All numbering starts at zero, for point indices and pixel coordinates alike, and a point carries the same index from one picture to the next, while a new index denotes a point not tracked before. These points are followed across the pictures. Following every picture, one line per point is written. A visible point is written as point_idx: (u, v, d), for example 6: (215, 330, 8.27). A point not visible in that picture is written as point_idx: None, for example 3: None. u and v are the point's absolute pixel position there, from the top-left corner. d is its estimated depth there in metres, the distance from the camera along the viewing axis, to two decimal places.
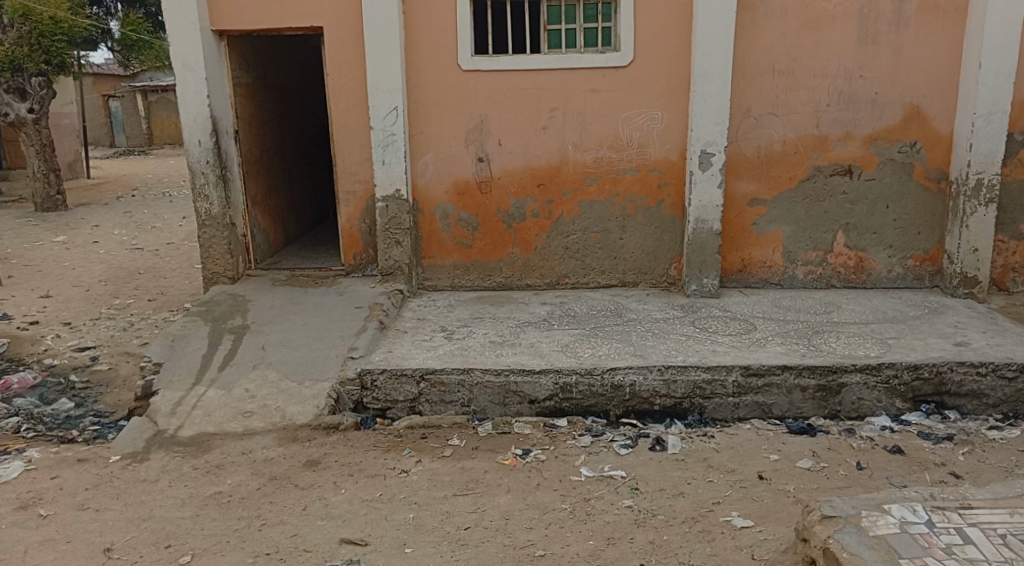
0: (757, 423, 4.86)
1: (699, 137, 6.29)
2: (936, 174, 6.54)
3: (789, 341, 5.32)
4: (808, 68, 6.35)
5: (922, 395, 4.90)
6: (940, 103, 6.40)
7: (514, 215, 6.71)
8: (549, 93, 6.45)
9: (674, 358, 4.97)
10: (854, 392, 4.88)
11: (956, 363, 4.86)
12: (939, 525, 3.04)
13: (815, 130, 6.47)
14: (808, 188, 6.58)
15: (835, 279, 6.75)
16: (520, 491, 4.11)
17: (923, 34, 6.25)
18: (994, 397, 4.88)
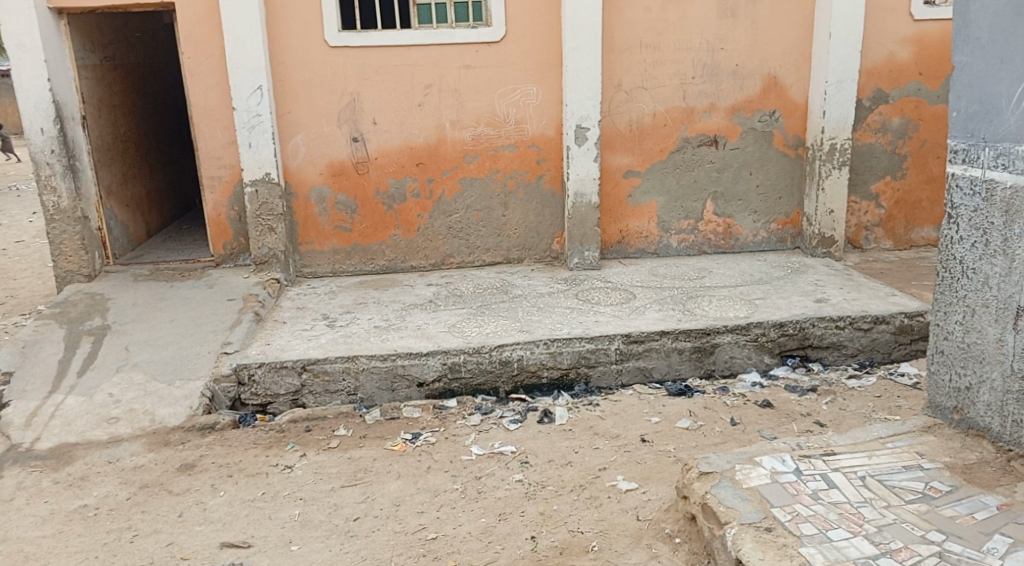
0: (640, 388, 5.01)
1: (573, 111, 6.35)
2: (794, 141, 6.91)
3: (666, 307, 5.50)
4: (674, 41, 6.53)
5: (788, 350, 5.18)
6: (795, 73, 6.75)
7: (393, 196, 6.58)
8: (422, 70, 6.33)
9: (559, 331, 5.02)
10: (727, 351, 5.11)
11: (817, 318, 5.17)
12: (806, 472, 3.23)
13: (683, 102, 6.68)
14: (678, 158, 6.79)
15: (706, 245, 7.03)
16: (409, 476, 4.06)
17: (777, 8, 6.55)
18: (852, 347, 5.23)
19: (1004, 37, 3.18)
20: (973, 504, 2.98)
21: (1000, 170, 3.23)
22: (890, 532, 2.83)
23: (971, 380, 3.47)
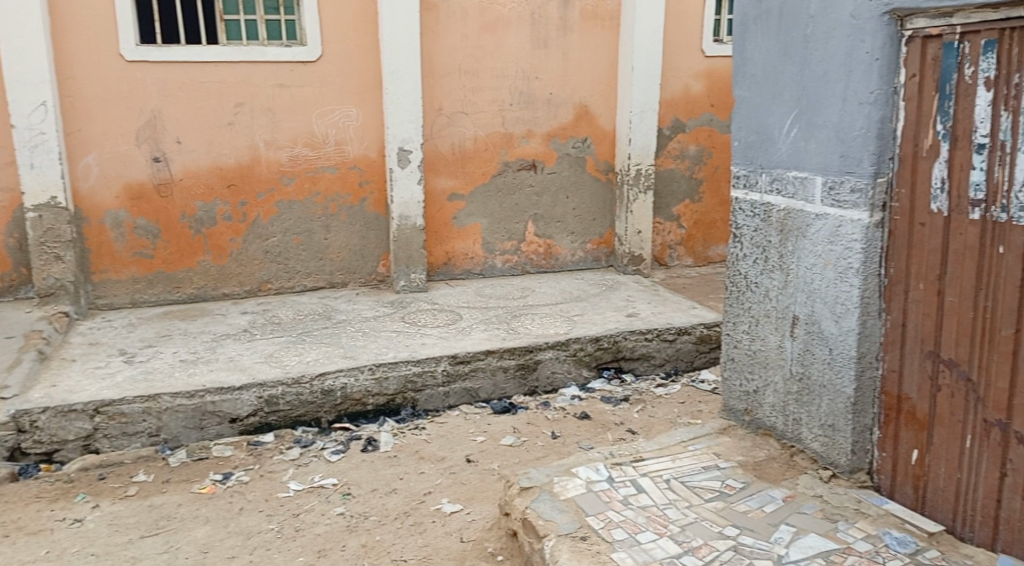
0: (466, 409, 5.03)
1: (394, 134, 6.31)
2: (605, 166, 7.30)
3: (491, 326, 5.58)
4: (490, 68, 6.69)
5: (604, 363, 5.43)
6: (604, 102, 7.15)
7: (202, 219, 6.20)
8: (232, 88, 6.04)
9: (383, 356, 4.93)
10: (549, 367, 5.26)
11: (629, 332, 5.46)
12: (618, 480, 3.41)
13: (502, 127, 6.85)
14: (499, 181, 6.96)
15: (529, 265, 7.22)
16: (220, 520, 3.80)
17: (585, 40, 6.92)
18: (660, 357, 5.57)
19: (774, 74, 3.55)
20: (762, 497, 3.26)
21: (774, 194, 3.60)
22: (691, 530, 3.02)
23: (758, 384, 3.82)
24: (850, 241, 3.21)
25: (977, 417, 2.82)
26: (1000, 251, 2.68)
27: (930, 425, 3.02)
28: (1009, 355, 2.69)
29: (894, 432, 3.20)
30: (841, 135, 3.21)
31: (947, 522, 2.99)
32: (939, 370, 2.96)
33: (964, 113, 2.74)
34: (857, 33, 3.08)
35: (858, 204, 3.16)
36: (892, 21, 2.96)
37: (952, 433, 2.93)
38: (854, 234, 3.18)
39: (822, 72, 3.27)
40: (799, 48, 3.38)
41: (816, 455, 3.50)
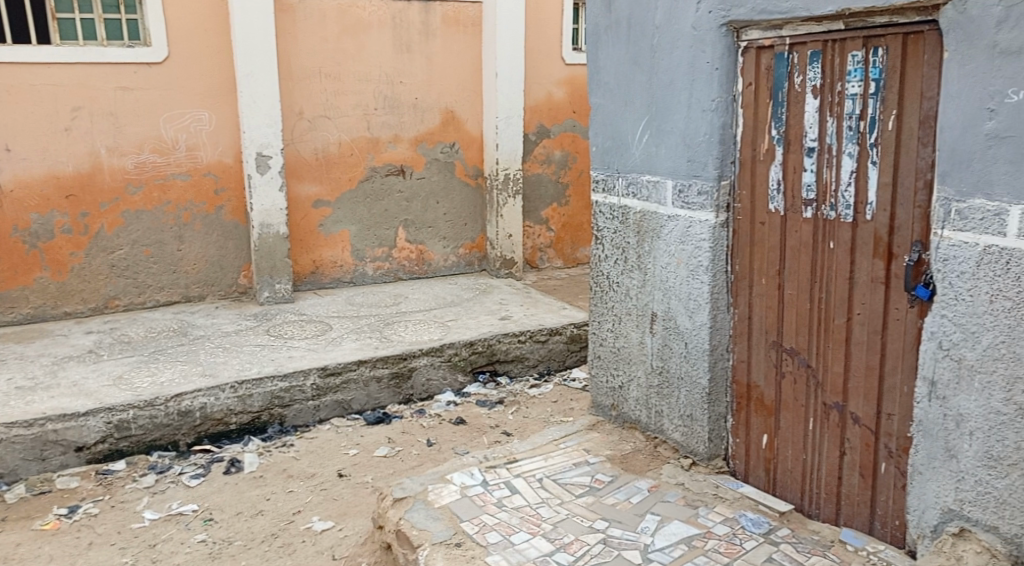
0: (337, 422, 4.90)
1: (251, 138, 6.05)
2: (474, 171, 7.33)
3: (362, 336, 5.46)
4: (352, 72, 6.57)
5: (479, 367, 5.44)
6: (469, 107, 7.18)
7: (37, 232, 5.72)
8: (68, 90, 5.60)
9: (246, 372, 4.72)
10: (423, 374, 5.22)
11: (502, 335, 5.50)
12: (491, 483, 3.43)
13: (366, 132, 6.74)
14: (366, 187, 6.84)
15: (401, 271, 7.13)
16: (65, 558, 3.51)
17: (448, 45, 6.93)
18: (533, 358, 5.65)
19: (625, 82, 3.69)
20: (629, 489, 3.38)
21: (630, 197, 3.74)
22: (563, 527, 3.08)
23: (622, 379, 3.96)
24: (699, 240, 3.38)
25: (817, 401, 3.05)
26: (830, 246, 2.91)
27: (777, 410, 3.24)
28: (842, 342, 2.92)
29: (746, 419, 3.40)
30: (688, 139, 3.37)
31: (796, 501, 3.20)
32: (782, 358, 3.18)
33: (795, 119, 2.96)
34: (698, 43, 3.25)
35: (705, 206, 3.33)
36: (730, 32, 3.15)
37: (796, 417, 3.15)
38: (703, 234, 3.35)
39: (669, 81, 3.43)
40: (647, 57, 3.53)
41: (677, 445, 3.66)
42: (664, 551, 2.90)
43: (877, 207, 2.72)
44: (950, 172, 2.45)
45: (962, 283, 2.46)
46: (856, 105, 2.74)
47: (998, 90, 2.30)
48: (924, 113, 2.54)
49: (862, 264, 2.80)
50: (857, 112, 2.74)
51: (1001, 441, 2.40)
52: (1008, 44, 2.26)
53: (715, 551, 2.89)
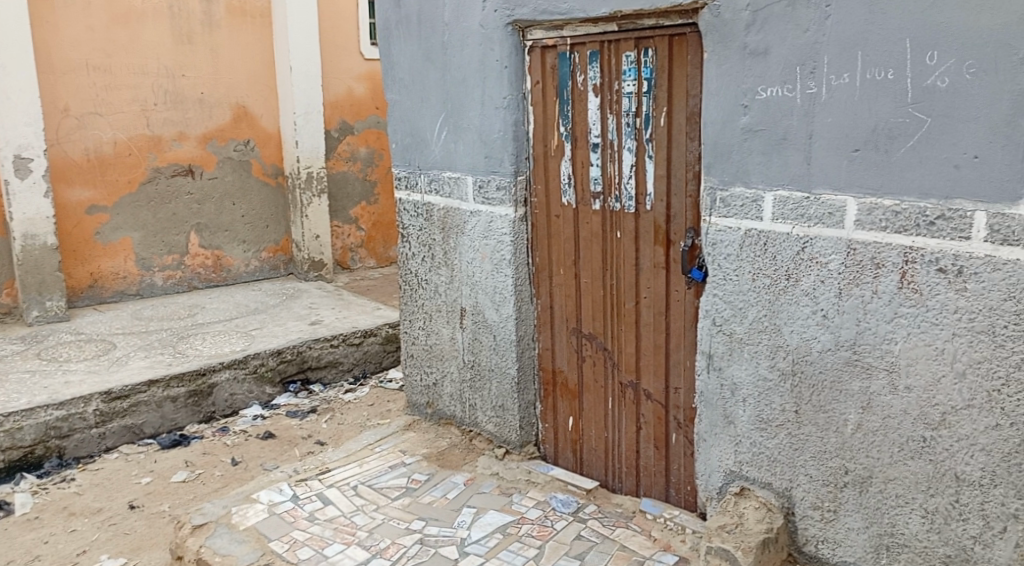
0: (127, 450, 4.49)
1: (6, 139, 5.37)
2: (273, 170, 7.01)
3: (153, 352, 5.05)
4: (126, 65, 6.04)
5: (289, 376, 5.22)
6: (263, 103, 6.85)
7: None
8: None
9: (13, 403, 4.19)
10: (226, 389, 4.91)
11: (312, 341, 5.31)
12: (302, 497, 3.32)
13: (146, 130, 6.23)
14: (151, 191, 6.32)
15: (196, 280, 6.65)
16: None
17: (235, 37, 6.56)
18: (347, 363, 5.49)
19: (419, 78, 3.68)
20: (445, 485, 3.39)
21: (432, 194, 3.74)
22: (378, 533, 3.03)
23: (435, 376, 3.97)
24: (500, 235, 3.44)
25: (614, 381, 3.23)
26: (617, 235, 3.08)
27: (580, 393, 3.38)
28: (632, 324, 3.10)
29: (552, 404, 3.52)
30: (483, 136, 3.42)
31: (601, 477, 3.37)
32: (582, 343, 3.32)
33: (580, 116, 3.10)
34: (486, 41, 3.31)
35: (504, 201, 3.39)
36: (515, 31, 3.22)
37: (597, 398, 3.31)
38: (503, 228, 3.42)
39: (461, 78, 3.46)
40: (439, 54, 3.54)
41: (490, 436, 3.72)
42: (480, 543, 2.94)
43: (655, 198, 2.92)
44: (714, 164, 2.68)
45: (729, 264, 2.69)
46: (632, 103, 2.91)
47: (749, 87, 2.54)
48: (691, 110, 2.76)
49: (646, 251, 3.00)
50: (633, 109, 2.91)
51: (769, 404, 2.67)
52: (755, 45, 2.50)
53: (528, 535, 2.97)
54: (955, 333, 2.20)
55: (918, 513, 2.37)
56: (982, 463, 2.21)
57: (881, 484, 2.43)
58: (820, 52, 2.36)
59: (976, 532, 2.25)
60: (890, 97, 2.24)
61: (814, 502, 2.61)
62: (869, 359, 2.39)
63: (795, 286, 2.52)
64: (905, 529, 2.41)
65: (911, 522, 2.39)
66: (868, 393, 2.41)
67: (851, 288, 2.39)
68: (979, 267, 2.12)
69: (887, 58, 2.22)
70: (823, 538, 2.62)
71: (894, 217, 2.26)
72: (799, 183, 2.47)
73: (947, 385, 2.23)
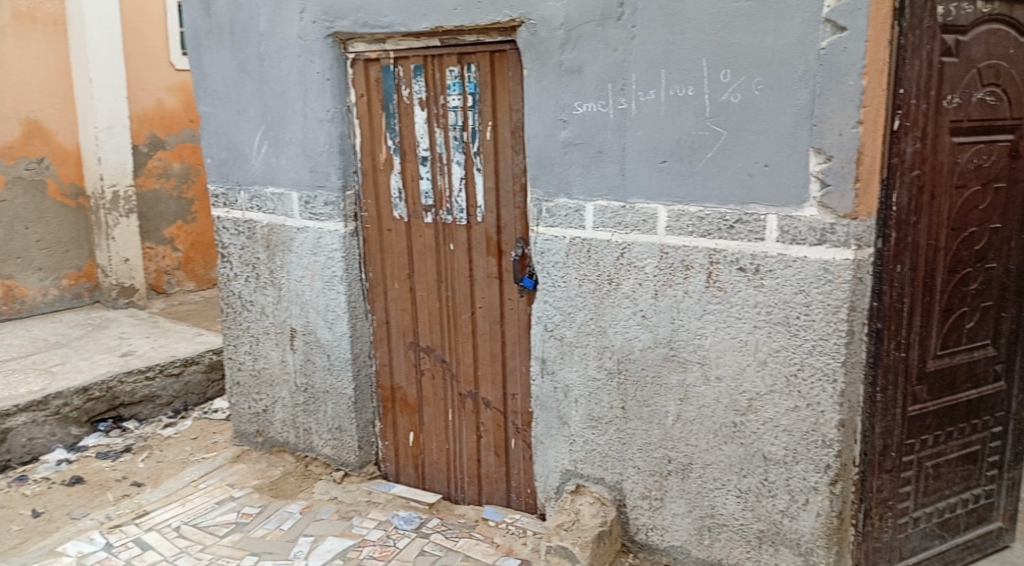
0: None
1: None
2: (73, 190, 6.40)
3: None
4: None
5: (98, 415, 4.77)
6: (57, 117, 6.24)
7: None
8: None
9: None
10: (23, 434, 4.41)
11: (124, 374, 4.87)
12: (117, 544, 3.08)
13: None
14: None
15: None
16: None
17: (23, 44, 5.94)
18: (166, 396, 5.09)
19: (235, 90, 3.52)
20: (279, 516, 3.24)
21: (255, 210, 3.59)
22: None
23: (265, 402, 3.78)
24: (329, 251, 3.35)
25: (453, 392, 3.24)
26: (451, 247, 3.10)
27: (420, 407, 3.36)
28: (468, 334, 3.14)
29: (392, 420, 3.47)
30: (307, 150, 3.32)
31: (444, 490, 3.37)
32: (420, 357, 3.30)
33: (407, 130, 3.10)
34: (306, 53, 3.22)
35: (332, 216, 3.31)
36: (336, 43, 3.16)
37: (437, 410, 3.31)
38: (333, 244, 3.33)
39: (281, 90, 3.35)
40: (255, 65, 3.41)
41: (328, 459, 3.60)
42: None
43: (485, 210, 2.98)
44: (538, 175, 2.78)
45: (557, 271, 2.80)
46: (458, 116, 2.96)
47: (567, 103, 2.67)
48: (514, 124, 2.84)
49: (479, 262, 3.05)
50: (460, 122, 2.96)
51: (598, 403, 2.80)
52: (570, 62, 2.63)
53: (369, 558, 2.91)
54: (756, 325, 2.41)
55: (734, 494, 2.57)
56: (785, 443, 2.43)
57: (700, 470, 2.62)
58: (629, 70, 2.52)
59: (783, 506, 2.48)
60: (691, 112, 2.43)
61: (643, 492, 2.77)
62: (684, 353, 2.57)
63: (617, 289, 2.67)
64: (723, 510, 2.61)
65: (728, 502, 2.59)
66: (684, 386, 2.59)
67: (665, 290, 2.56)
68: (773, 265, 2.34)
69: (688, 76, 2.42)
70: (651, 526, 2.78)
71: (700, 222, 2.47)
72: (616, 193, 2.63)
73: (752, 374, 2.45)
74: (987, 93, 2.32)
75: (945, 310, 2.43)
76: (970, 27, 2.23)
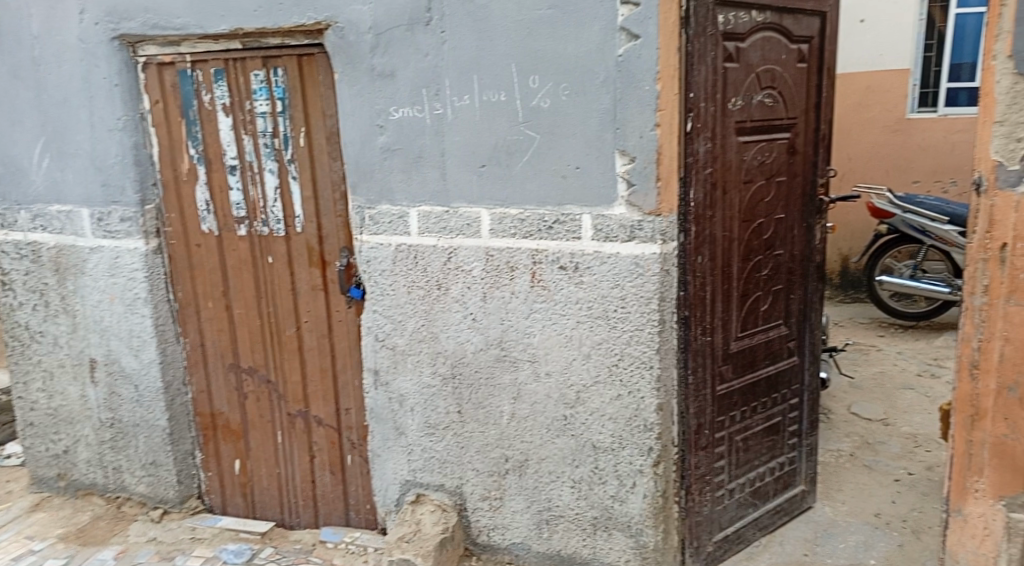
0: None
1: None
2: None
3: None
4: None
5: None
6: None
7: None
8: None
9: None
10: None
11: None
12: None
13: None
14: None
15: None
16: None
17: None
18: None
19: (6, 98, 3.15)
20: None
21: (39, 231, 3.23)
22: None
23: (66, 443, 3.42)
24: (130, 272, 3.08)
25: (281, 413, 3.09)
26: (269, 260, 2.95)
27: (245, 432, 3.17)
28: (294, 350, 3.00)
29: (215, 449, 3.25)
30: (97, 163, 3.04)
31: (277, 516, 3.20)
32: (242, 379, 3.12)
33: (211, 138, 2.92)
34: (89, 57, 2.94)
35: (131, 233, 3.04)
36: (123, 47, 2.91)
37: (265, 434, 3.14)
38: (134, 264, 3.07)
39: (62, 97, 3.03)
40: (29, 70, 3.07)
41: (143, 498, 3.31)
42: None
43: (304, 220, 2.86)
44: (358, 183, 2.71)
45: (384, 279, 2.74)
46: (267, 123, 2.82)
47: (382, 108, 2.62)
48: (329, 130, 2.75)
49: (300, 274, 2.92)
50: (270, 129, 2.82)
51: (434, 409, 2.77)
52: (382, 67, 2.58)
53: None
54: (579, 321, 2.49)
55: (568, 485, 2.64)
56: (611, 431, 2.53)
57: (535, 465, 2.67)
58: (442, 76, 2.52)
59: (614, 491, 2.58)
60: (505, 117, 2.47)
61: (482, 494, 2.77)
62: (514, 352, 2.60)
63: (446, 294, 2.66)
64: (559, 502, 2.67)
65: (563, 494, 2.66)
66: (516, 384, 2.63)
67: (493, 291, 2.58)
68: (590, 262, 2.43)
69: (499, 82, 2.45)
70: (492, 526, 2.79)
71: (521, 223, 2.51)
72: (438, 198, 2.62)
73: (578, 367, 2.52)
74: (765, 96, 2.54)
75: (743, 296, 2.64)
76: (747, 35, 2.42)
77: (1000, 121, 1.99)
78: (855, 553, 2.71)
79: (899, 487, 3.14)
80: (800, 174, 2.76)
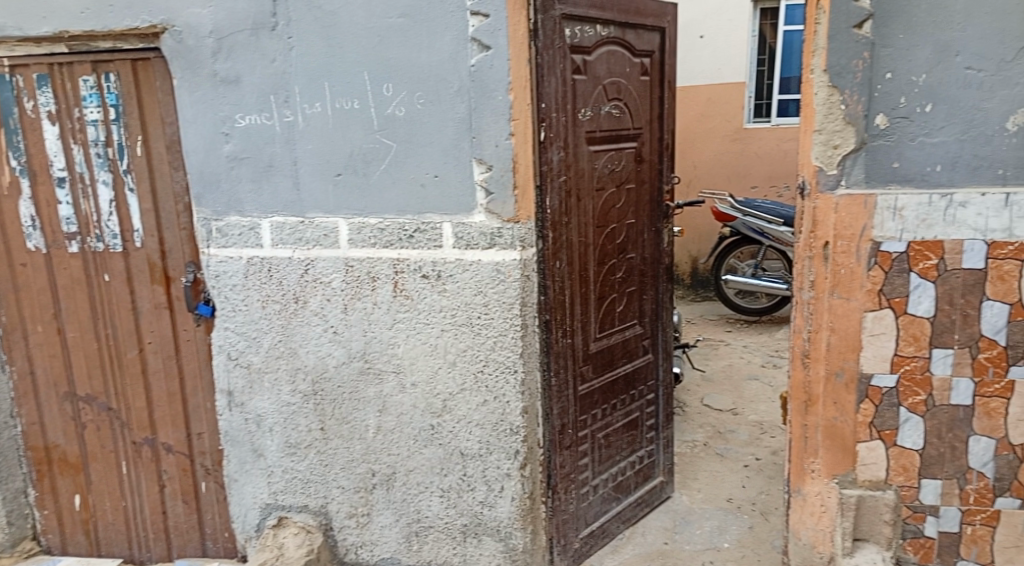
0: None
1: None
2: None
3: None
4: None
5: None
6: None
7: None
8: None
9: None
10: None
11: None
12: None
13: None
14: None
15: None
16: None
17: None
18: None
19: None
20: None
21: None
22: None
23: None
24: None
25: (125, 441, 2.88)
26: (106, 279, 2.75)
27: (85, 465, 2.94)
28: (138, 375, 2.81)
29: (50, 485, 2.98)
30: None
31: (125, 552, 2.99)
32: (79, 408, 2.88)
33: (35, 148, 2.69)
34: None
35: None
36: None
37: (107, 466, 2.92)
38: None
39: None
40: None
41: None
42: None
43: (145, 234, 2.69)
44: (203, 194, 2.58)
45: (236, 295, 2.62)
46: (99, 132, 2.63)
47: (227, 115, 2.50)
48: (170, 138, 2.60)
49: (142, 292, 2.74)
50: (102, 138, 2.64)
51: (295, 427, 2.68)
52: (225, 73, 2.47)
53: None
54: (442, 329, 2.48)
55: (437, 495, 2.62)
56: (478, 437, 2.54)
57: (403, 477, 2.63)
58: (290, 82, 2.44)
59: (482, 497, 2.59)
60: (358, 125, 2.43)
61: (349, 511, 2.70)
62: (379, 364, 2.56)
63: (304, 308, 2.58)
64: (428, 513, 2.65)
65: (432, 504, 2.64)
66: (381, 397, 2.58)
67: (354, 303, 2.53)
68: (452, 270, 2.43)
69: (351, 90, 2.41)
70: (360, 543, 2.73)
71: (380, 234, 2.47)
72: (292, 208, 2.53)
73: (444, 375, 2.52)
74: (612, 107, 2.64)
75: (600, 298, 2.73)
76: (593, 48, 2.51)
77: (818, 129, 2.17)
78: (710, 538, 2.86)
79: (748, 472, 3.34)
80: (647, 181, 2.89)
